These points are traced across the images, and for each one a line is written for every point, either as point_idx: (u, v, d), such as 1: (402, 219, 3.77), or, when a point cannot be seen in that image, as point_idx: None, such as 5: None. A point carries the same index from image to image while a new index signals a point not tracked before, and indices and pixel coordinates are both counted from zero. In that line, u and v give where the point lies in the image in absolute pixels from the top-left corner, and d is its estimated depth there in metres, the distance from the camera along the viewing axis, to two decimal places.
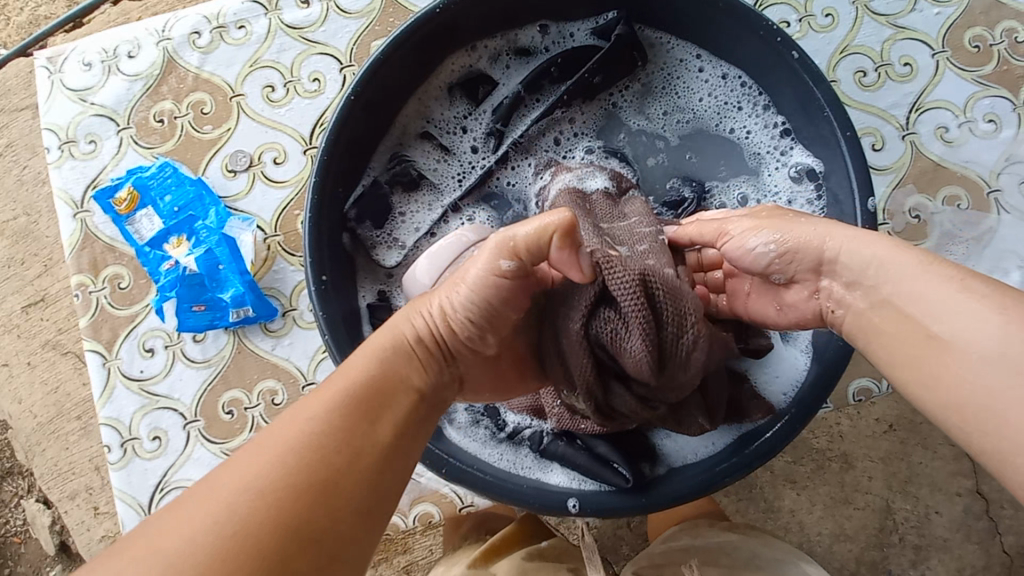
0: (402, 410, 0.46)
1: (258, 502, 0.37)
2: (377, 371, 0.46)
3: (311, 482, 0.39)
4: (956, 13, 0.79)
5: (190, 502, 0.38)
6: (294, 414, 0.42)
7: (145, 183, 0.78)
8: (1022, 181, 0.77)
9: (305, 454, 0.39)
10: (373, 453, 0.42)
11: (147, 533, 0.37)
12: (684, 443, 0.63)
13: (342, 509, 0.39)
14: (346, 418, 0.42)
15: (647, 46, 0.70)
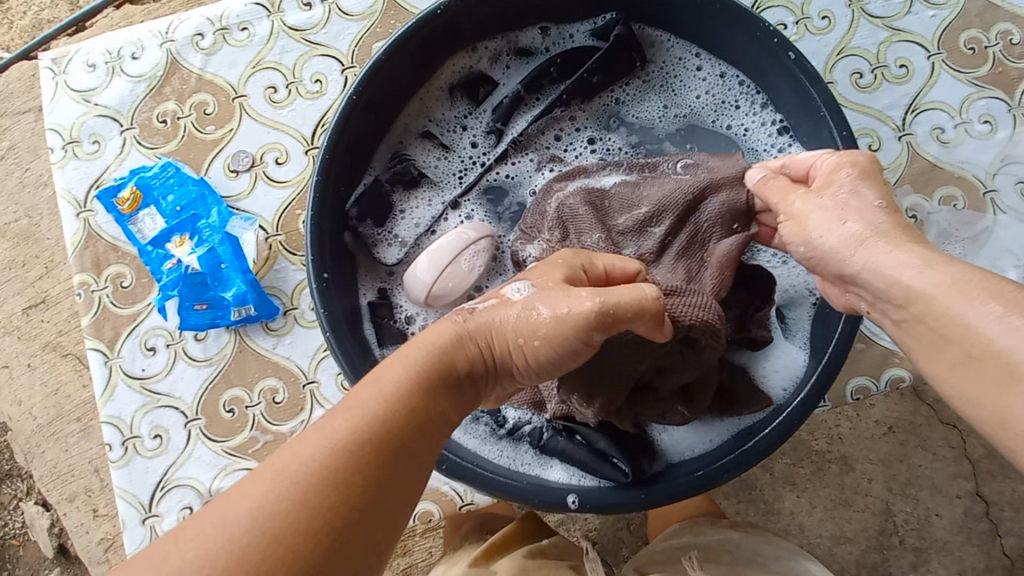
0: (431, 439, 0.44)
1: (275, 543, 0.37)
2: (412, 395, 0.43)
3: (329, 524, 0.38)
4: (951, 16, 0.80)
5: (205, 529, 0.37)
6: (317, 441, 0.40)
7: (147, 183, 0.78)
8: (1018, 181, 0.78)
9: (325, 493, 0.38)
10: (395, 489, 0.41)
11: (163, 555, 0.37)
12: (682, 440, 0.63)
13: (358, 547, 0.39)
14: (376, 452, 0.40)
15: (647, 45, 0.71)
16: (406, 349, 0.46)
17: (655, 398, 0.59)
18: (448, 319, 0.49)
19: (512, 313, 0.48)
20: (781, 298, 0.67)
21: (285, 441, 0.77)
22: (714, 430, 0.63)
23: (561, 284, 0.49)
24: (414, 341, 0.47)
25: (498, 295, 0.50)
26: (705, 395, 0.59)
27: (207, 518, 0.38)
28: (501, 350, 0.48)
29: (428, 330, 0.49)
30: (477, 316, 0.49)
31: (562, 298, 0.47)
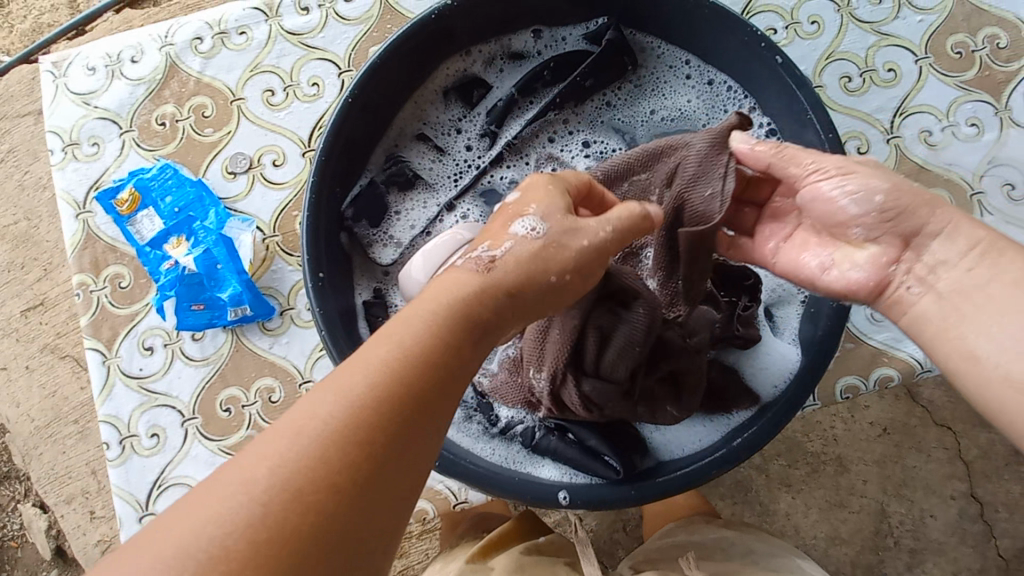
0: (451, 393, 0.43)
1: (297, 498, 0.37)
2: (428, 349, 0.43)
3: (333, 487, 0.38)
4: (939, 21, 0.81)
5: (225, 487, 0.38)
6: (320, 405, 0.40)
7: (146, 184, 0.79)
8: (1005, 183, 0.79)
9: (345, 448, 0.39)
10: (414, 444, 0.41)
11: (187, 513, 0.37)
12: (673, 439, 0.64)
13: (363, 512, 0.38)
14: (377, 416, 0.40)
15: (638, 51, 0.72)
16: (421, 301, 0.46)
17: (643, 397, 0.60)
18: (464, 269, 0.48)
19: (535, 250, 0.49)
20: (769, 298, 0.68)
21: None
22: (704, 429, 0.64)
23: (573, 222, 0.51)
24: (429, 293, 0.47)
25: (511, 236, 0.50)
26: (691, 392, 0.60)
27: (226, 477, 0.38)
28: (525, 294, 0.48)
29: (445, 280, 0.48)
30: (502, 262, 0.48)
31: (592, 255, 0.50)
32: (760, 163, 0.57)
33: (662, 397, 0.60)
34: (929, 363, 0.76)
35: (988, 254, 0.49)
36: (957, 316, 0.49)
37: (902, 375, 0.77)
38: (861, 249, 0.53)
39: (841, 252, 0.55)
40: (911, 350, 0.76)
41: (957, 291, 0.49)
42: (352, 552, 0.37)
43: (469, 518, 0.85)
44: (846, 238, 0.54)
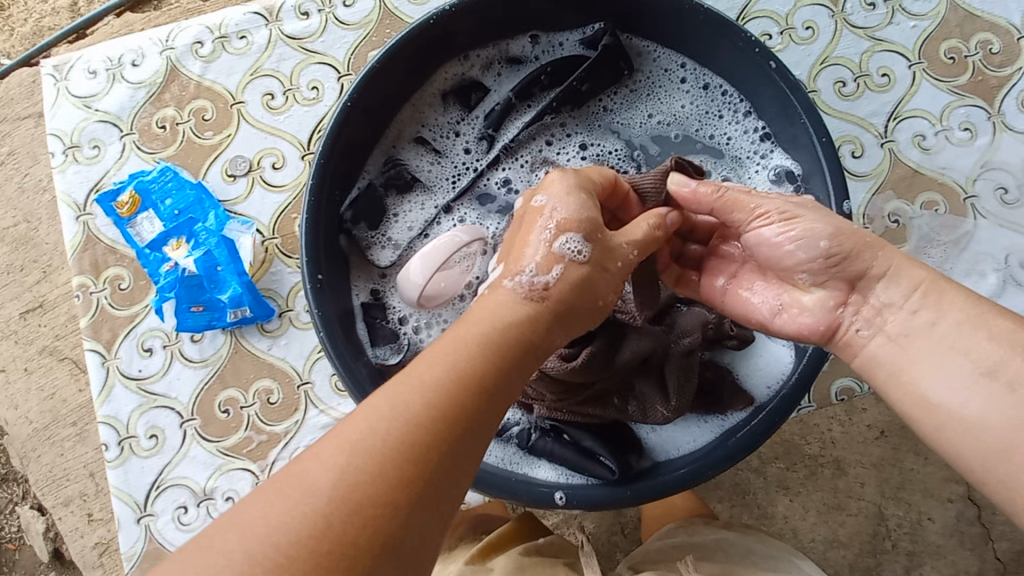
0: (499, 415, 0.45)
1: (358, 512, 0.39)
2: (479, 371, 0.44)
3: (391, 503, 0.39)
4: (932, 26, 0.82)
5: (286, 496, 0.39)
6: (379, 423, 0.41)
7: (146, 187, 0.80)
8: (998, 187, 0.80)
9: (402, 466, 0.40)
10: (464, 464, 0.42)
11: (248, 519, 0.38)
12: (668, 440, 0.65)
13: (417, 526, 0.40)
14: (433, 434, 0.41)
15: (634, 55, 0.73)
16: (470, 323, 0.47)
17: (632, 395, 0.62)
18: (512, 292, 0.49)
19: (581, 275, 0.50)
20: None
21: (279, 442, 0.78)
22: (699, 430, 0.64)
23: (609, 243, 0.52)
24: (478, 315, 0.48)
25: (557, 258, 0.50)
26: (682, 392, 0.61)
27: (286, 487, 0.39)
28: (566, 310, 0.50)
29: (491, 300, 0.49)
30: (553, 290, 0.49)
31: (622, 277, 0.53)
32: (704, 208, 0.60)
33: (652, 395, 0.61)
34: None
35: (934, 287, 0.53)
36: (907, 359, 0.52)
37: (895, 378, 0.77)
38: (808, 293, 0.57)
39: (790, 296, 0.58)
40: None
41: (904, 332, 0.53)
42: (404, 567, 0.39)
43: (468, 520, 0.85)
44: (793, 282, 0.58)
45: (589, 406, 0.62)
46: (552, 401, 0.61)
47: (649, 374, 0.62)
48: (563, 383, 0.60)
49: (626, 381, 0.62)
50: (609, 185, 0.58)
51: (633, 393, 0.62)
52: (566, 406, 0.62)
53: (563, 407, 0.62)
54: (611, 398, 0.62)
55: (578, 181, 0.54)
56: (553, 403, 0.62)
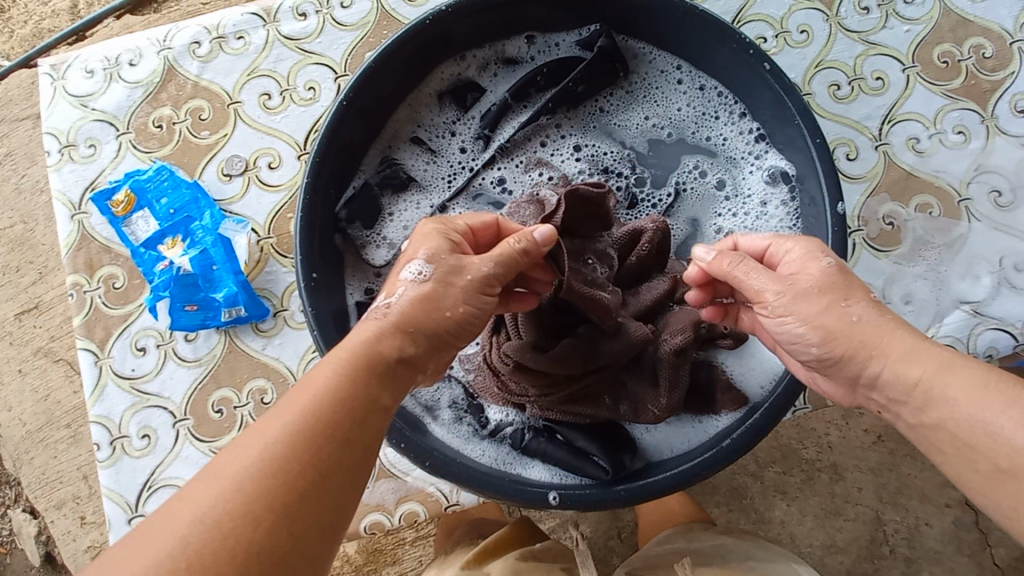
0: (370, 423, 0.45)
1: (216, 530, 0.39)
2: (345, 384, 0.44)
3: (254, 514, 0.39)
4: (925, 31, 0.82)
5: (155, 524, 0.40)
6: (243, 443, 0.42)
7: (142, 186, 0.80)
8: (992, 190, 0.80)
9: (263, 484, 0.40)
10: (333, 476, 0.42)
11: (115, 552, 0.39)
12: (662, 441, 0.65)
13: (283, 534, 0.40)
14: (294, 446, 0.41)
15: (630, 57, 0.74)
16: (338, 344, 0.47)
17: (624, 393, 0.63)
18: (372, 315, 0.49)
19: (423, 292, 0.49)
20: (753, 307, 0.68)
21: None
22: (693, 431, 0.65)
23: (457, 261, 0.51)
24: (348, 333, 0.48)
25: (400, 282, 0.50)
26: (674, 391, 0.61)
27: (157, 515, 0.40)
28: (435, 322, 0.49)
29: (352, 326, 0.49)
30: (396, 308, 0.49)
31: (475, 291, 0.51)
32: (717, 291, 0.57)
33: (643, 394, 0.62)
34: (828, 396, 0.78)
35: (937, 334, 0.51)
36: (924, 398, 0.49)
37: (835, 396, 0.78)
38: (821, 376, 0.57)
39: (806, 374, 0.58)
40: None
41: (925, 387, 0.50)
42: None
43: (465, 524, 0.85)
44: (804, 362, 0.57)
45: (580, 404, 0.63)
46: (543, 402, 0.62)
47: (639, 372, 0.63)
48: (549, 377, 0.60)
49: (616, 379, 0.63)
50: (490, 228, 0.57)
51: (625, 392, 0.63)
52: (557, 408, 0.62)
53: (554, 407, 0.63)
54: (602, 397, 0.63)
55: (436, 223, 0.55)
56: (544, 404, 0.62)
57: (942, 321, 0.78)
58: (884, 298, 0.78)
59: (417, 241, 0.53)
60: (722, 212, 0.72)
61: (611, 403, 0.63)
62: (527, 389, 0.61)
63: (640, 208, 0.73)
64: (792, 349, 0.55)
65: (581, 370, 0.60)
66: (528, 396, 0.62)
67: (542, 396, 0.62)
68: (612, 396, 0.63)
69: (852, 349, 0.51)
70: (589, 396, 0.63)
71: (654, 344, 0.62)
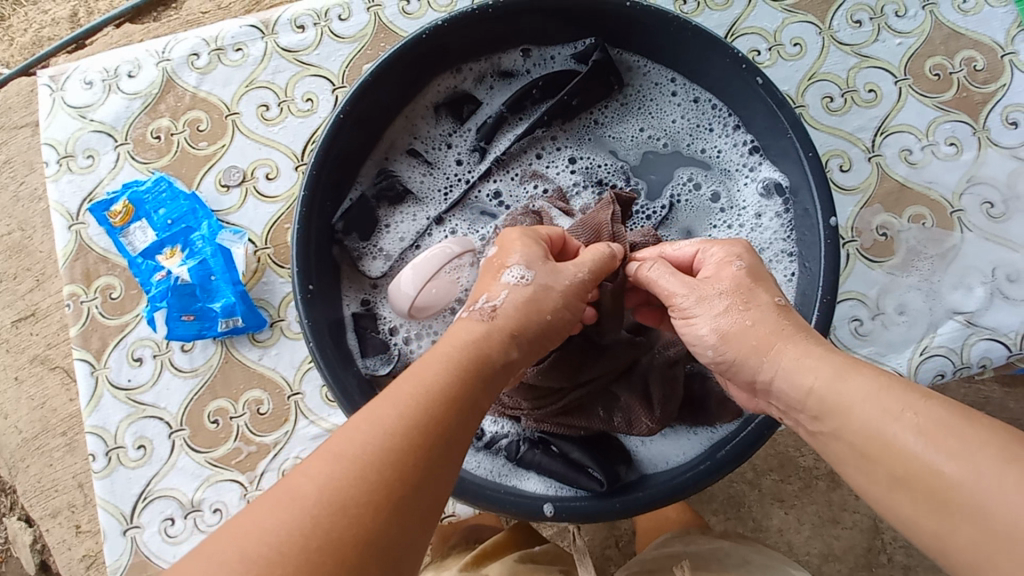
0: (473, 424, 0.45)
1: (340, 516, 0.38)
2: (453, 382, 0.45)
3: (374, 503, 0.39)
4: (917, 44, 0.83)
5: (270, 505, 0.38)
6: (359, 432, 0.41)
7: (140, 197, 0.80)
8: (984, 201, 0.81)
9: (382, 472, 0.40)
10: (442, 472, 0.42)
11: (226, 533, 0.38)
12: (657, 453, 0.65)
13: (404, 523, 0.39)
14: (412, 439, 0.41)
15: (624, 70, 0.74)
16: (438, 344, 0.49)
17: (618, 406, 0.63)
18: (475, 320, 0.51)
19: (528, 295, 0.52)
20: None
21: (268, 452, 0.77)
22: (688, 442, 0.65)
23: (548, 260, 0.54)
24: (450, 335, 0.49)
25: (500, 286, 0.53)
26: (664, 404, 0.62)
27: (270, 497, 0.39)
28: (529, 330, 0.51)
29: (456, 329, 0.50)
30: (502, 312, 0.51)
31: (573, 294, 0.54)
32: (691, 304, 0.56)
33: (637, 407, 0.62)
34: None
35: None
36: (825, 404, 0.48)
37: None
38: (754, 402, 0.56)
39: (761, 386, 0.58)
40: (895, 363, 0.77)
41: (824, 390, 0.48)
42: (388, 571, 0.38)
43: (459, 531, 0.84)
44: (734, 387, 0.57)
45: (573, 416, 0.63)
46: (535, 413, 0.62)
47: (630, 383, 0.63)
48: (538, 389, 0.61)
49: (607, 390, 0.64)
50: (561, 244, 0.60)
51: (617, 404, 0.63)
52: (550, 419, 0.62)
53: (544, 418, 0.63)
54: (595, 408, 0.63)
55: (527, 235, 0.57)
56: (535, 415, 0.62)
57: (935, 331, 0.78)
58: (878, 308, 0.79)
59: (506, 248, 0.56)
60: (716, 224, 0.72)
61: (605, 414, 0.63)
62: (518, 400, 0.62)
63: (635, 219, 0.74)
64: (694, 352, 0.57)
65: (571, 379, 0.61)
66: (519, 406, 0.62)
67: (535, 405, 0.62)
68: (603, 408, 0.63)
69: (744, 354, 0.53)
70: (580, 408, 0.63)
71: (642, 354, 0.64)
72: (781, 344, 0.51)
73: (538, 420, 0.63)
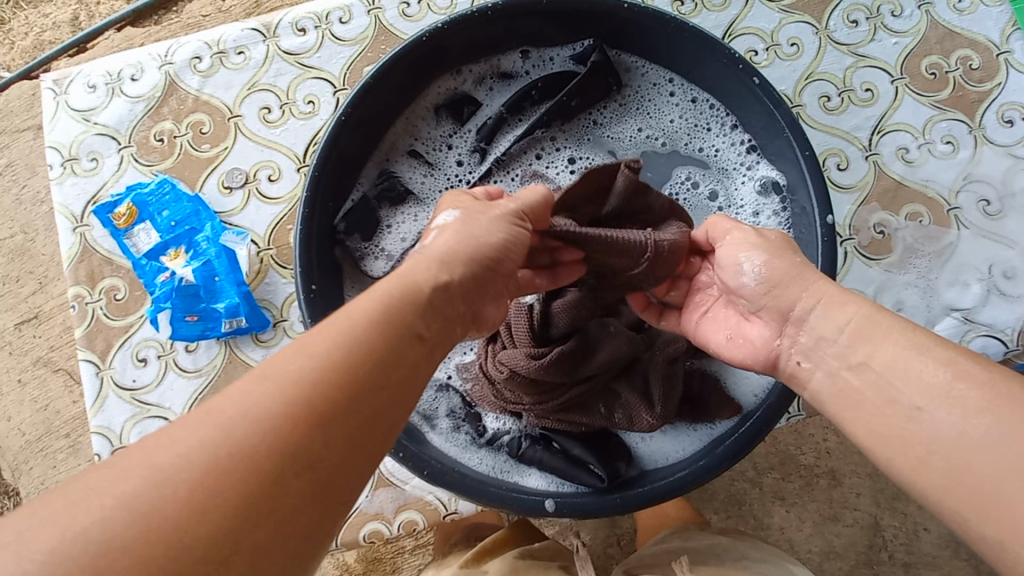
0: (419, 350, 0.42)
1: (260, 430, 0.34)
2: (398, 311, 0.42)
3: (300, 420, 0.35)
4: (913, 43, 0.84)
5: (184, 423, 0.35)
6: (290, 351, 0.38)
7: (144, 199, 0.81)
8: (980, 199, 0.81)
9: (312, 389, 0.36)
10: (381, 402, 0.39)
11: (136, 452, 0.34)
12: (656, 449, 0.66)
13: (333, 443, 0.36)
14: (349, 358, 0.38)
15: (623, 71, 0.75)
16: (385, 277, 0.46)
17: (618, 404, 0.64)
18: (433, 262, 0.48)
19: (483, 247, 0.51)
20: None
21: None
22: (687, 439, 0.66)
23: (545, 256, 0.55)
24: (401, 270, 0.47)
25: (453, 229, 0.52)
26: (664, 401, 0.62)
27: (186, 419, 0.35)
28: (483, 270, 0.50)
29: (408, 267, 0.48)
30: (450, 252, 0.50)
31: None
32: None
33: (637, 404, 0.63)
34: (796, 408, 0.78)
35: None
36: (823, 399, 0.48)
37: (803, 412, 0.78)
38: None
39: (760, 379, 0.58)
40: None
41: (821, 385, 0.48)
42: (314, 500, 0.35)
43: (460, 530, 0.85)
44: None
45: (574, 413, 0.64)
46: (537, 410, 0.63)
47: (631, 380, 0.64)
48: (540, 385, 0.62)
49: (608, 387, 0.64)
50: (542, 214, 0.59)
51: (618, 401, 0.64)
52: (549, 415, 0.63)
53: (545, 414, 0.63)
54: (596, 405, 0.64)
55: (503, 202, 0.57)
56: (537, 411, 0.63)
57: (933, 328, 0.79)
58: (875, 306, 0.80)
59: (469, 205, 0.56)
60: None
61: (606, 410, 0.64)
62: (520, 396, 0.63)
63: None
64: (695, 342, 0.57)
65: (572, 374, 0.61)
66: (521, 402, 0.63)
67: (535, 400, 0.63)
68: (604, 405, 0.64)
69: None
70: (579, 403, 0.63)
71: (644, 351, 0.64)
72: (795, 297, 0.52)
73: (540, 416, 0.64)
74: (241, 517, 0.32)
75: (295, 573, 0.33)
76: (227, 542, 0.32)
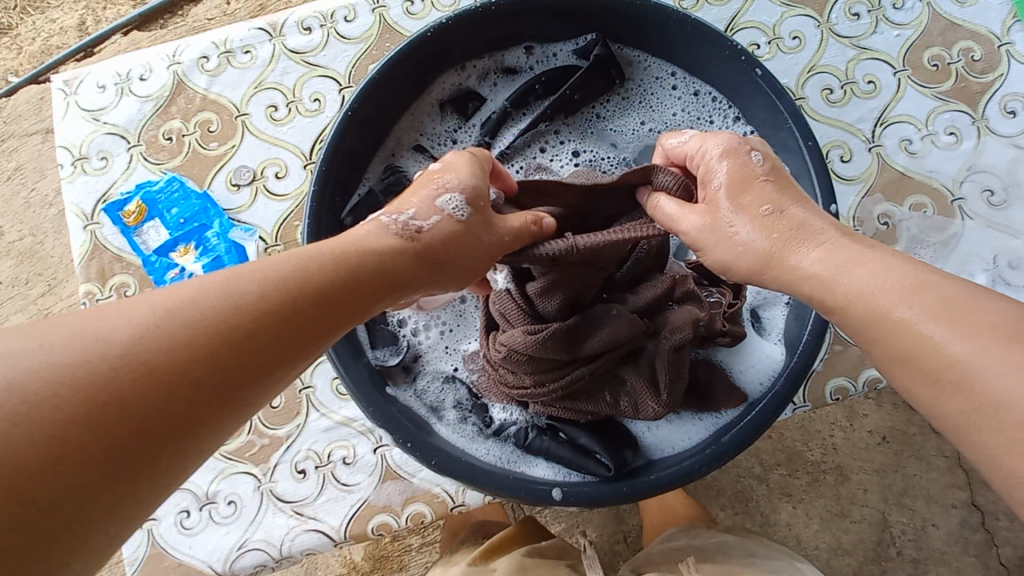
0: (324, 324, 0.44)
1: (154, 369, 0.36)
2: (312, 295, 0.43)
3: (185, 369, 0.37)
4: (915, 35, 0.84)
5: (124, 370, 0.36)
6: (212, 292, 0.40)
7: (153, 197, 0.84)
8: (985, 189, 0.82)
9: (216, 340, 0.38)
10: (260, 377, 0.40)
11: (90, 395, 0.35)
12: (663, 438, 0.66)
13: (203, 397, 0.37)
14: (263, 320, 0.41)
15: (626, 65, 0.76)
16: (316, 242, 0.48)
17: (624, 391, 0.64)
18: (391, 233, 0.51)
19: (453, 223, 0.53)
20: (755, 301, 0.71)
21: (281, 445, 0.79)
22: (694, 427, 0.66)
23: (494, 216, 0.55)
24: (332, 241, 0.48)
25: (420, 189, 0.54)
26: (671, 388, 0.62)
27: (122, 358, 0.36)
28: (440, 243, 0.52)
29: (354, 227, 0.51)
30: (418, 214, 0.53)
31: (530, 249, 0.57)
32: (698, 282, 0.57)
33: (642, 391, 0.63)
34: (801, 400, 0.78)
35: None
36: None
37: (811, 403, 0.78)
38: None
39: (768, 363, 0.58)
40: None
41: None
42: (155, 469, 0.36)
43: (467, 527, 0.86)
44: None
45: (580, 401, 0.64)
46: (543, 399, 0.63)
47: (636, 366, 0.64)
48: (540, 369, 0.62)
49: (614, 373, 0.64)
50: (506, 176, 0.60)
51: (625, 388, 0.64)
52: (554, 402, 0.64)
53: (551, 403, 0.64)
54: (602, 393, 0.64)
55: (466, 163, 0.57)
56: (541, 398, 0.63)
57: None
58: None
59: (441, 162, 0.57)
60: None
61: (612, 397, 0.64)
62: (522, 382, 0.63)
63: None
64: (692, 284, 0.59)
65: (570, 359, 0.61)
66: (522, 388, 0.63)
67: (532, 386, 0.63)
68: (607, 392, 0.64)
69: None
70: (581, 388, 0.63)
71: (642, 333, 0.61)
72: (801, 255, 0.51)
73: (545, 405, 0.64)
74: (86, 455, 0.33)
75: (128, 501, 0.35)
76: (64, 480, 0.33)
